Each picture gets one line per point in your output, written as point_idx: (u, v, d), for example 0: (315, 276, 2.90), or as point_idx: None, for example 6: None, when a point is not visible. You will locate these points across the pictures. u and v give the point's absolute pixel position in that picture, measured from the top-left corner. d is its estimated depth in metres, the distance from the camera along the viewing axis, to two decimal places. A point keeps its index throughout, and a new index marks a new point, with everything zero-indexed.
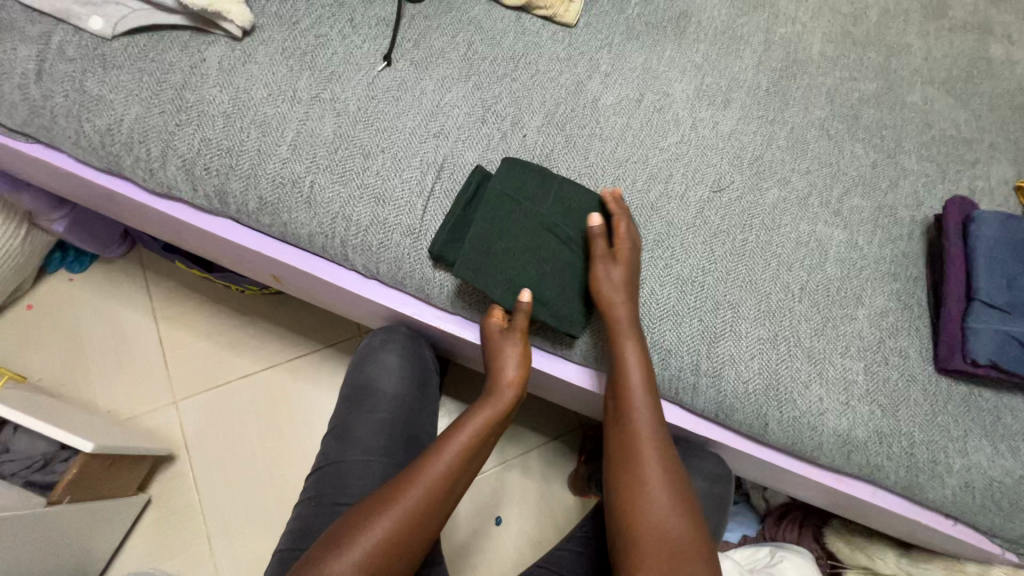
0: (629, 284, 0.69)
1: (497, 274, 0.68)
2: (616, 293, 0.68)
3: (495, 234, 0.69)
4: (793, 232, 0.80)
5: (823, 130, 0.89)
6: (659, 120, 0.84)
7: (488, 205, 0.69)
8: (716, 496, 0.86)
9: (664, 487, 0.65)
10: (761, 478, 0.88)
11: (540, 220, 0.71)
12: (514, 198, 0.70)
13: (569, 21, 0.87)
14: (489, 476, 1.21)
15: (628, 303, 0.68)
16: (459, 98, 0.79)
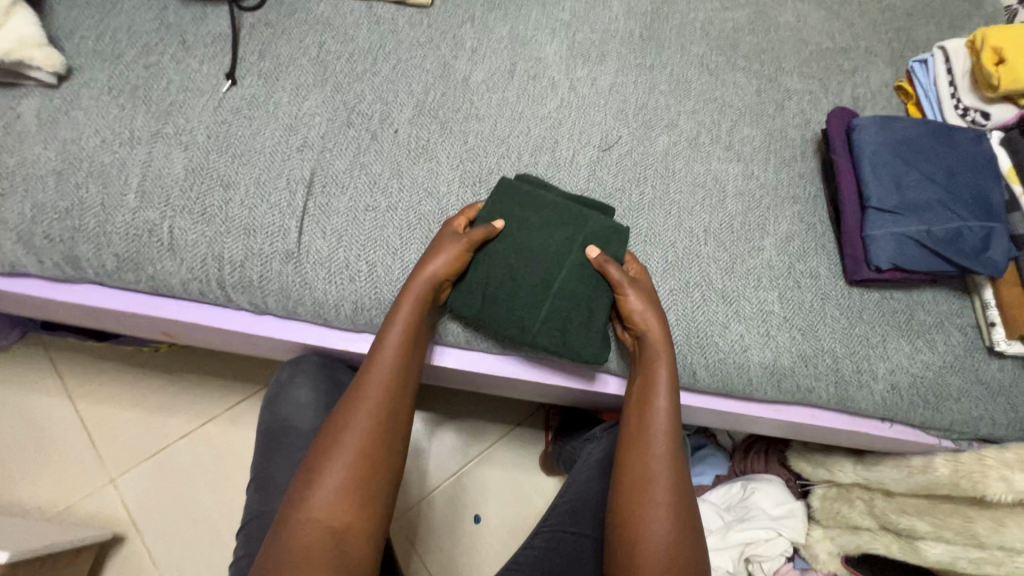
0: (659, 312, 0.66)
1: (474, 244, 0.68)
2: (650, 321, 0.65)
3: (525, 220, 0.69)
4: (688, 175, 0.79)
5: (702, 66, 0.87)
6: (536, 88, 0.81)
7: (529, 216, 0.69)
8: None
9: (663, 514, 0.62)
10: (715, 424, 0.88)
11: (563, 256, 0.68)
12: (561, 229, 0.69)
13: (423, 1, 0.82)
14: (459, 481, 1.18)
15: (665, 337, 0.65)
16: (318, 105, 0.74)
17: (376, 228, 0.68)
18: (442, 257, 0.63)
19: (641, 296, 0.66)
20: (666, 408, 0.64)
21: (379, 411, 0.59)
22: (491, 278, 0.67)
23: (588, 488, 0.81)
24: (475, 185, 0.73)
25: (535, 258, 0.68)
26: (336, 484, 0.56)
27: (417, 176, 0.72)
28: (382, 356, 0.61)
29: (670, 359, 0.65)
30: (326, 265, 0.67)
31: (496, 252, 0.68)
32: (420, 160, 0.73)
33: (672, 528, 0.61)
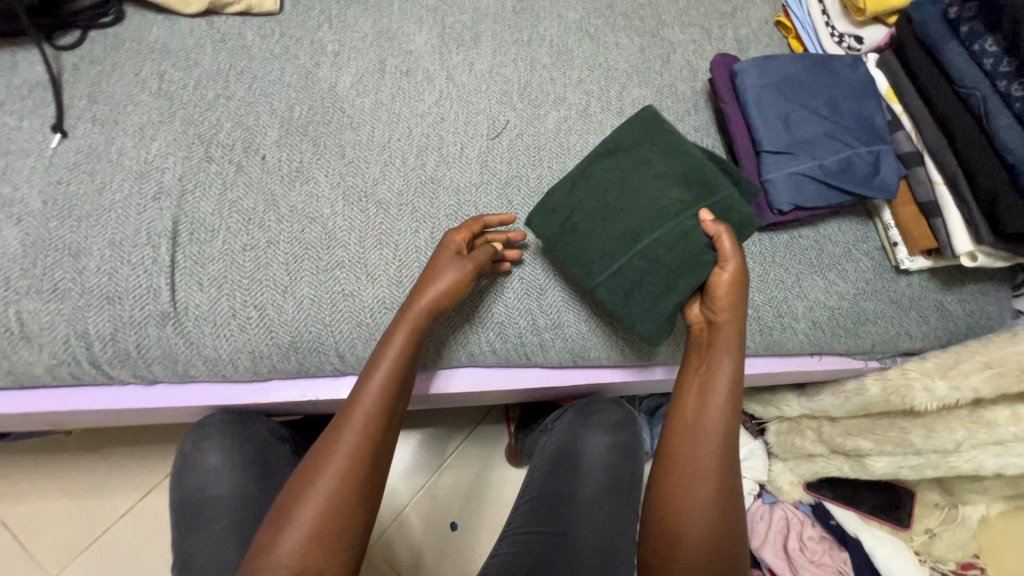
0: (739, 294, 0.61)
1: (587, 191, 0.66)
2: (729, 292, 0.60)
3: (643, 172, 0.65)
4: (584, 149, 0.76)
5: (582, 32, 0.84)
6: (410, 84, 0.75)
7: (654, 155, 0.65)
8: (619, 442, 0.78)
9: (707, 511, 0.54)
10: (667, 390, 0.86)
11: (659, 216, 0.63)
12: (683, 187, 0.64)
13: (271, 9, 0.75)
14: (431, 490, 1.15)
15: (739, 313, 0.60)
16: (168, 143, 0.66)
17: (259, 269, 0.63)
18: (451, 284, 0.58)
19: (733, 270, 0.60)
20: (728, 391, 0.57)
21: (354, 460, 0.51)
22: (580, 223, 0.65)
23: (546, 484, 0.76)
24: (360, 201, 0.68)
25: (630, 203, 0.64)
26: (293, 551, 0.48)
27: (295, 203, 0.66)
28: (366, 397, 0.54)
29: (740, 342, 0.60)
30: (210, 319, 0.61)
31: (594, 193, 0.66)
32: (296, 184, 0.67)
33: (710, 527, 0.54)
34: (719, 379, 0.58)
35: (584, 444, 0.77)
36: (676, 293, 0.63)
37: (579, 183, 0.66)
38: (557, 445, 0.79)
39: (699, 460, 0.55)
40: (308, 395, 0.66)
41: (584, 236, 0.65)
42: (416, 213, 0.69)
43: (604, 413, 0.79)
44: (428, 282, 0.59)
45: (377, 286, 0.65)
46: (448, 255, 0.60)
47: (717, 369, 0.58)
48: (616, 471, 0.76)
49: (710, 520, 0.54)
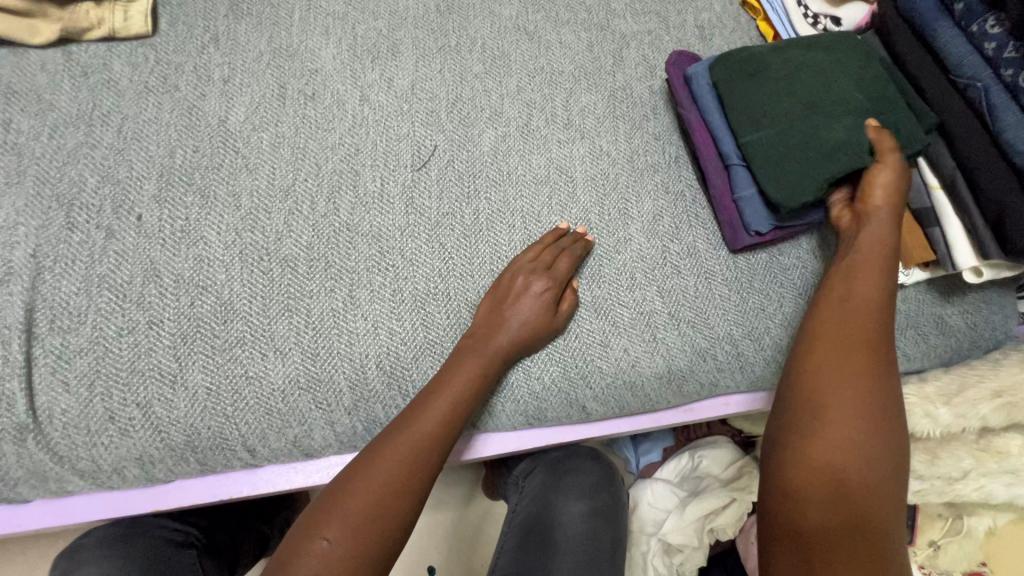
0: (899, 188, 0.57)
1: (797, 58, 0.63)
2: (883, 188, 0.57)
3: (828, 64, 0.62)
4: (527, 172, 0.66)
5: (519, 30, 0.73)
6: (317, 110, 0.64)
7: (851, 56, 0.62)
8: (598, 507, 0.66)
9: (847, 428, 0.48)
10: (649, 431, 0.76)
11: (839, 101, 0.60)
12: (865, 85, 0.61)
13: (141, 31, 0.63)
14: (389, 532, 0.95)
15: (892, 208, 0.56)
16: (17, 210, 0.55)
17: (139, 357, 0.52)
18: (530, 309, 0.57)
19: (892, 162, 0.57)
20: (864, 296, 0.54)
21: (403, 473, 0.49)
22: (787, 74, 0.62)
23: (516, 563, 0.60)
24: (262, 261, 0.57)
25: (792, 96, 0.61)
26: (335, 556, 0.44)
27: (182, 271, 0.56)
28: (430, 417, 0.52)
29: (890, 235, 0.56)
30: (81, 426, 0.51)
31: (805, 64, 0.62)
32: (182, 247, 0.56)
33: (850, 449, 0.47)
34: (855, 286, 0.55)
35: (558, 512, 0.65)
36: (810, 180, 0.58)
37: (778, 50, 0.64)
38: (528, 512, 0.65)
39: (834, 401, 0.49)
40: (213, 491, 0.57)
41: (794, 89, 0.61)
42: (331, 269, 0.58)
43: (586, 469, 0.69)
44: (509, 306, 0.58)
45: (288, 363, 0.55)
46: (522, 279, 0.59)
47: (862, 292, 0.54)
48: (597, 542, 0.63)
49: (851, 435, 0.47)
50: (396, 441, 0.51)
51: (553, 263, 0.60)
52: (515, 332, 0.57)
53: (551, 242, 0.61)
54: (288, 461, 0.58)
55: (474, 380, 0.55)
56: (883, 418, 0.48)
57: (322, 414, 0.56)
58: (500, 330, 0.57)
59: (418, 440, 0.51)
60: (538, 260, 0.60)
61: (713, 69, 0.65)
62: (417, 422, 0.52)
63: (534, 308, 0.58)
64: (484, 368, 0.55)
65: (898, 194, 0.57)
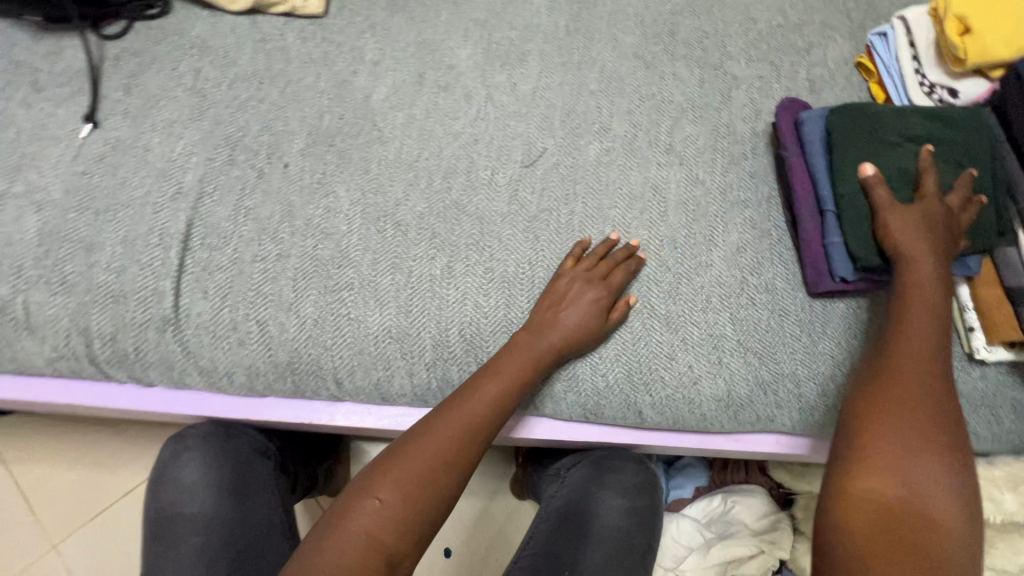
0: (927, 243, 0.58)
1: (909, 125, 0.65)
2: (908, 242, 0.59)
3: (932, 141, 0.65)
4: (624, 186, 0.70)
5: (638, 58, 0.78)
6: (447, 101, 0.72)
7: (960, 139, 0.65)
8: (636, 508, 0.68)
9: (912, 463, 0.48)
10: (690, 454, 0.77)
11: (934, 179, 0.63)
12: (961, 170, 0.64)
13: (315, 11, 0.73)
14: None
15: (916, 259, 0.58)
16: (194, 142, 0.65)
17: (266, 282, 0.60)
18: (583, 312, 0.61)
19: (909, 218, 0.60)
20: (921, 334, 0.54)
21: (449, 450, 0.53)
22: (891, 139, 0.65)
23: (549, 543, 0.64)
24: (379, 221, 0.65)
25: (894, 162, 0.64)
26: (381, 519, 0.49)
27: (312, 217, 0.64)
28: (479, 402, 0.56)
29: (921, 286, 0.57)
30: (209, 329, 0.59)
31: (913, 135, 0.65)
32: (316, 197, 0.65)
33: (924, 479, 0.47)
34: (908, 326, 0.55)
35: (597, 506, 0.67)
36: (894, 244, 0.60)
37: (892, 114, 0.66)
38: (566, 499, 0.68)
39: (892, 438, 0.49)
40: (294, 415, 0.63)
41: (896, 157, 0.64)
42: (436, 238, 0.65)
43: (629, 469, 0.70)
44: (563, 308, 0.61)
45: (385, 313, 0.62)
46: (578, 286, 0.62)
47: (910, 329, 0.55)
48: (632, 541, 0.66)
49: (923, 472, 0.48)
50: (447, 417, 0.55)
51: (604, 274, 0.63)
52: (564, 334, 0.60)
53: (604, 254, 0.65)
54: (365, 402, 0.64)
55: (521, 370, 0.58)
56: (943, 452, 0.49)
57: (404, 364, 0.61)
58: (551, 331, 0.60)
59: (469, 418, 0.55)
60: (592, 272, 0.63)
61: (829, 116, 0.68)
62: (466, 403, 0.56)
63: (587, 311, 0.61)
64: (534, 362, 0.59)
65: (920, 240, 0.59)
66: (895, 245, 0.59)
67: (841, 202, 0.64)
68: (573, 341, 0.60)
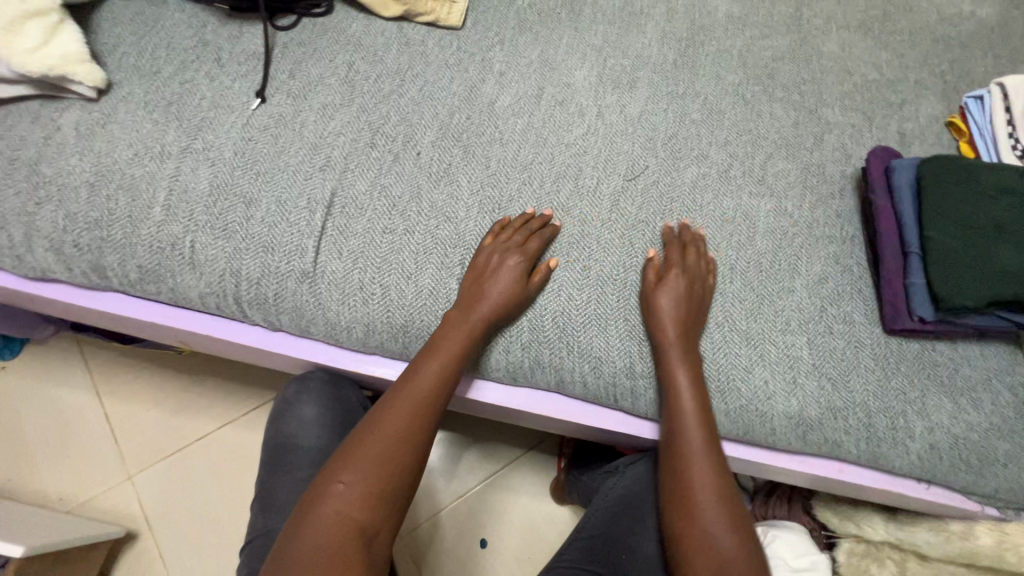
0: (687, 311, 0.66)
1: (1003, 181, 0.69)
2: (670, 319, 0.64)
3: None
4: (717, 209, 0.76)
5: (738, 96, 0.84)
6: (562, 114, 0.79)
7: None
8: None
9: (714, 528, 0.58)
10: (745, 471, 0.80)
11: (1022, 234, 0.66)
12: None
13: (454, 24, 0.82)
14: (452, 509, 1.06)
15: (682, 333, 0.64)
16: (343, 124, 0.74)
17: (392, 251, 0.68)
18: (498, 296, 0.64)
19: (666, 288, 0.66)
20: (694, 414, 0.62)
21: (409, 420, 0.59)
22: (985, 192, 0.68)
23: (609, 526, 0.74)
24: (493, 212, 0.72)
25: (984, 213, 0.67)
26: (349, 501, 0.55)
27: (436, 201, 0.71)
28: (421, 380, 0.61)
29: (685, 364, 0.64)
30: (339, 286, 0.66)
31: (1006, 191, 0.68)
32: (441, 184, 0.72)
33: (733, 540, 0.58)
34: (682, 399, 0.62)
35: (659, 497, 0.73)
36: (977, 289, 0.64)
37: (986, 168, 0.70)
38: (630, 488, 0.75)
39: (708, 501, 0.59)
40: (377, 369, 0.70)
41: (987, 208, 0.68)
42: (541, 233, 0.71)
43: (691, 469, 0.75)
44: (466, 286, 0.66)
45: None
46: (497, 258, 0.66)
47: (686, 406, 0.62)
48: None
49: (722, 535, 0.58)
50: (400, 398, 0.60)
51: (524, 243, 0.68)
52: (504, 300, 0.65)
53: (520, 227, 0.69)
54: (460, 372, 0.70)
55: (460, 344, 0.63)
56: (735, 517, 0.59)
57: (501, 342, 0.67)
58: (477, 304, 0.64)
59: (417, 395, 0.60)
60: (512, 246, 0.67)
61: (922, 165, 0.72)
62: (412, 383, 0.61)
63: (514, 286, 0.65)
64: (471, 329, 0.64)
65: (676, 308, 0.65)
66: (659, 318, 0.65)
67: (927, 246, 0.67)
68: (512, 305, 0.65)
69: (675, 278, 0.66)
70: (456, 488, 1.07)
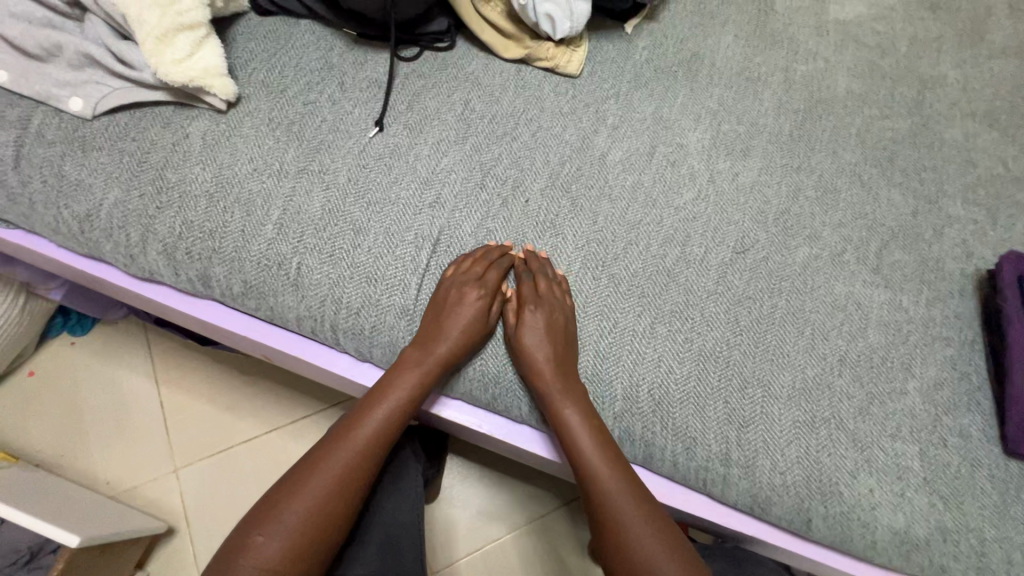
0: (561, 347, 0.64)
1: None
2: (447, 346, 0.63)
3: None
4: (828, 294, 0.72)
5: (854, 176, 0.81)
6: (673, 175, 0.77)
7: None
8: None
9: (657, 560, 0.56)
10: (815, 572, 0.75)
11: None
12: None
13: (572, 72, 0.82)
14: (483, 554, 1.02)
15: (556, 368, 0.63)
16: (455, 161, 0.73)
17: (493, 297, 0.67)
18: (454, 340, 0.63)
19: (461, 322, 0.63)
20: (590, 451, 0.61)
21: (349, 462, 0.58)
22: None
23: None
24: (596, 269, 0.69)
25: None
26: (269, 558, 0.52)
27: (540, 251, 0.70)
28: (366, 424, 0.61)
29: (566, 399, 0.62)
30: None
31: None
32: (546, 234, 0.71)
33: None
34: (575, 437, 0.61)
35: None
36: None
37: None
38: None
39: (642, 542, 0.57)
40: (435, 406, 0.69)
41: None
42: (644, 297, 0.69)
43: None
44: (425, 317, 0.65)
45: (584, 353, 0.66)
46: (461, 290, 0.64)
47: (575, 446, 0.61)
48: None
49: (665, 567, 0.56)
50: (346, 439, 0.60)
51: (484, 274, 0.66)
52: (465, 327, 0.63)
53: (480, 255, 0.67)
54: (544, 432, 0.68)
55: (413, 385, 0.62)
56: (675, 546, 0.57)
57: None
58: (434, 335, 0.63)
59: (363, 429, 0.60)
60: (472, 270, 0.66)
61: None
62: (363, 421, 0.61)
63: (470, 326, 0.64)
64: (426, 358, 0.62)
65: (466, 336, 0.63)
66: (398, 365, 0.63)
67: None
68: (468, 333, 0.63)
69: (481, 305, 0.64)
70: (487, 532, 1.04)
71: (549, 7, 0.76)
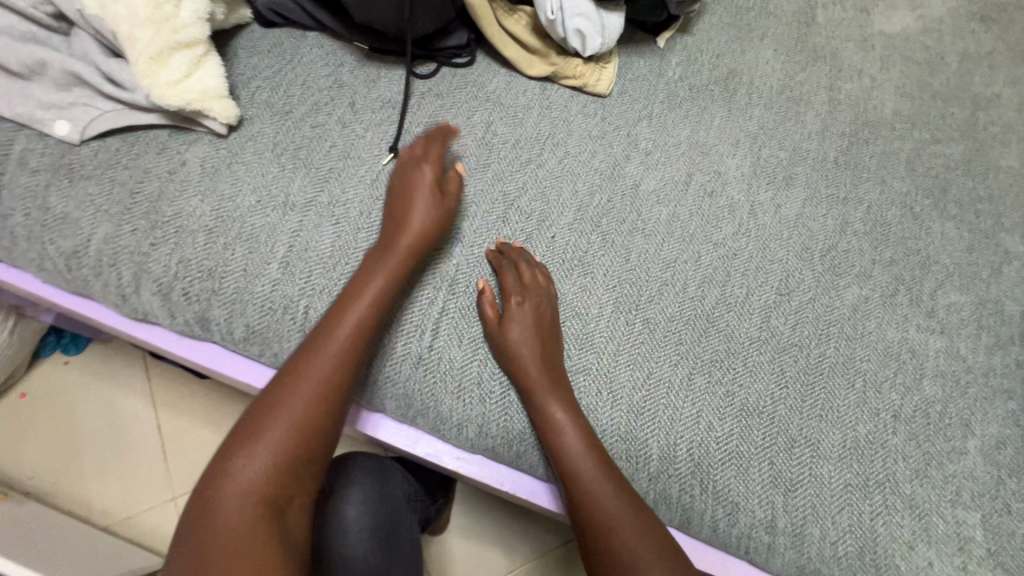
0: (545, 341, 0.59)
1: None
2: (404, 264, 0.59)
3: None
4: (880, 341, 0.66)
5: (905, 208, 0.75)
6: (711, 207, 0.71)
7: None
8: None
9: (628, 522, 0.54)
10: None
11: None
12: None
13: (602, 91, 0.75)
14: None
15: (528, 315, 0.59)
16: (476, 192, 0.67)
17: None
18: (411, 240, 0.59)
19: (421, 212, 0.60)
20: (562, 413, 0.56)
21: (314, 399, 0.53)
22: None
23: None
24: (629, 313, 0.64)
25: None
26: (244, 488, 0.49)
27: (568, 293, 0.64)
28: (325, 355, 0.54)
29: (535, 348, 0.58)
30: (456, 378, 0.60)
31: None
32: (575, 273, 0.65)
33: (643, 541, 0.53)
34: (548, 396, 0.57)
35: None
36: None
37: None
38: None
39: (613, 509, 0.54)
40: (452, 464, 0.63)
41: None
42: (681, 345, 0.63)
43: None
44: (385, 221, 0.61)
45: (616, 407, 0.60)
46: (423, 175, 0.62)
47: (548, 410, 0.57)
48: None
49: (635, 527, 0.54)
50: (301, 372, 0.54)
51: (444, 189, 0.63)
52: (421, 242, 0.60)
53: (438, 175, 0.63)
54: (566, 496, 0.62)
55: (374, 302, 0.57)
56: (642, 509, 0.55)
57: (624, 466, 0.60)
58: (392, 255, 0.59)
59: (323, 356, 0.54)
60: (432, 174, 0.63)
61: None
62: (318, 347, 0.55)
63: (432, 201, 0.61)
64: (388, 287, 0.58)
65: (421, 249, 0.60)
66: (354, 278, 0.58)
67: None
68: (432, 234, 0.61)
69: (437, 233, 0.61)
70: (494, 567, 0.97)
71: (579, 22, 0.70)
